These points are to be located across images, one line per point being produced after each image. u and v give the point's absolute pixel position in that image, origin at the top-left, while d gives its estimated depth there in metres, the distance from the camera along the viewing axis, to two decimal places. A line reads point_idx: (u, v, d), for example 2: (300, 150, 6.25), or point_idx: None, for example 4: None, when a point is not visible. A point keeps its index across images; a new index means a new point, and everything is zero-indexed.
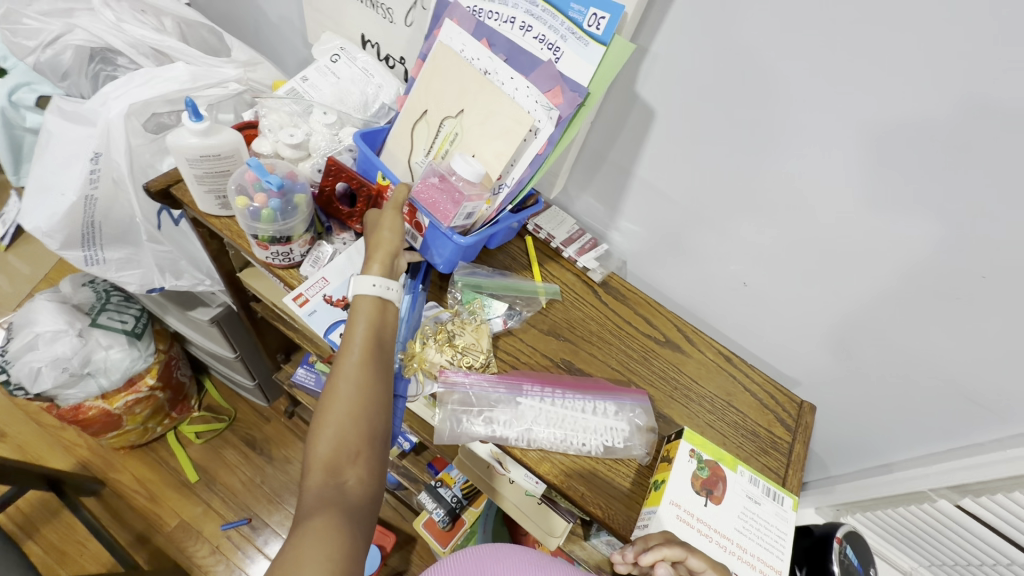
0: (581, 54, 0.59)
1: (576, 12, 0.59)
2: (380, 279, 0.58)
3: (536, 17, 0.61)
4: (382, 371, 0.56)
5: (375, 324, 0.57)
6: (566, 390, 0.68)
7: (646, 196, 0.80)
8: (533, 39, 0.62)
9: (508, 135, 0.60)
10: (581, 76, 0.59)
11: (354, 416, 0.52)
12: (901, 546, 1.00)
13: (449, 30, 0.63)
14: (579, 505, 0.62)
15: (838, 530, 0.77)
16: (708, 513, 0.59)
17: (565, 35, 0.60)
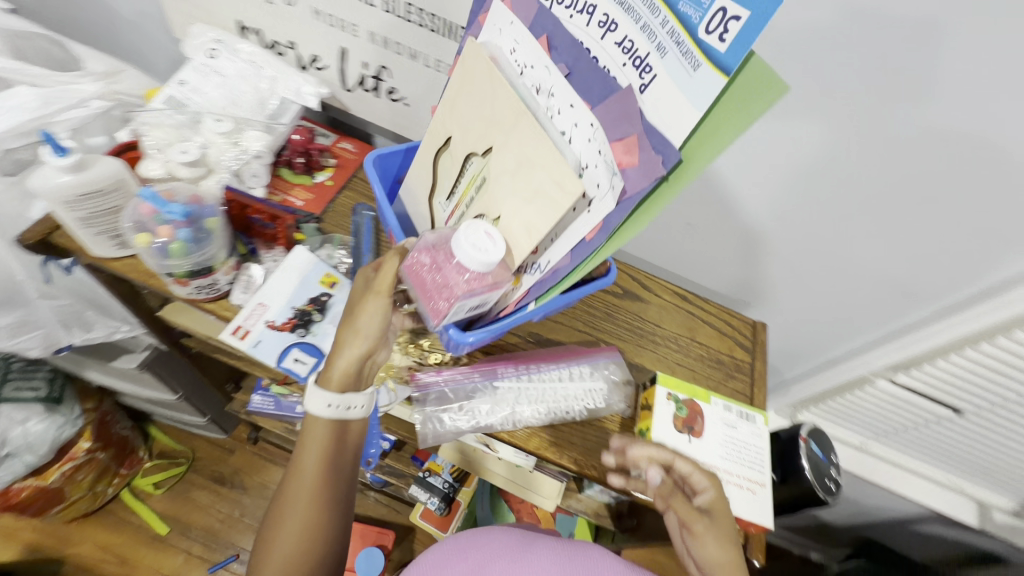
0: (686, 87, 0.39)
1: (690, 8, 0.37)
2: (335, 399, 0.55)
3: (628, 9, 0.40)
4: (334, 492, 0.58)
5: (328, 448, 0.58)
6: (539, 362, 0.67)
7: None
8: (613, 41, 0.42)
9: (542, 197, 0.45)
10: (668, 115, 0.40)
11: (306, 541, 0.55)
12: (850, 425, 1.12)
13: (500, 18, 0.47)
14: (574, 471, 0.64)
15: (802, 429, 0.84)
16: (693, 449, 0.63)
17: (668, 46, 0.39)
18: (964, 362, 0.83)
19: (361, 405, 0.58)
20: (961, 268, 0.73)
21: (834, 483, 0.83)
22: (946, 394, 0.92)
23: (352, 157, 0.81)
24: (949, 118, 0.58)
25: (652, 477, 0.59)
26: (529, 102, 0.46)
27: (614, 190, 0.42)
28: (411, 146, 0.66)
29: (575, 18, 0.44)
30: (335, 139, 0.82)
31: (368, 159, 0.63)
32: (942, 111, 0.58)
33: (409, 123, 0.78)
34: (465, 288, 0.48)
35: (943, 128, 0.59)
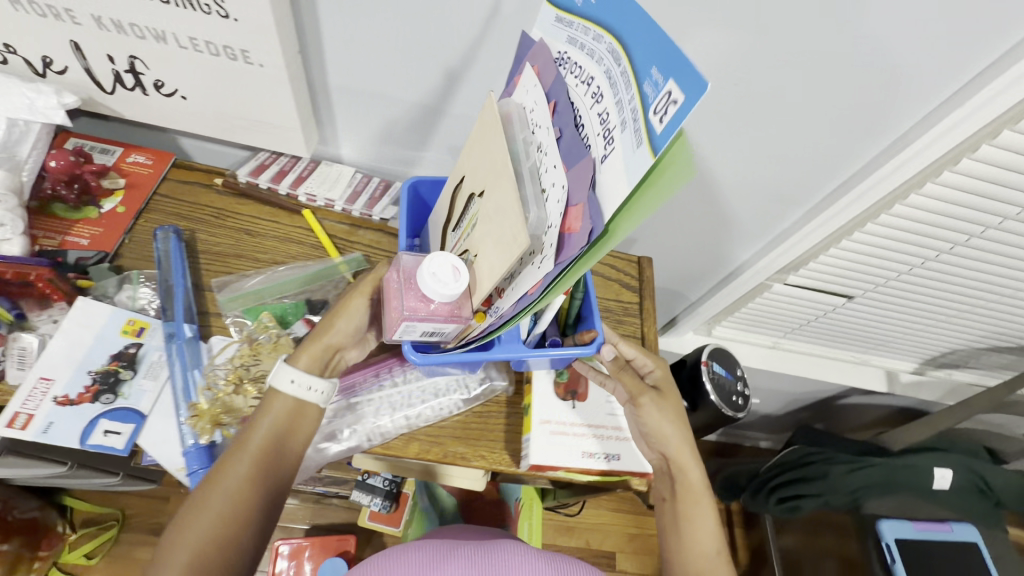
0: (627, 165, 0.37)
1: (653, 91, 0.36)
2: (302, 376, 0.52)
3: (613, 82, 0.40)
4: (268, 487, 0.49)
5: (283, 432, 0.51)
6: (397, 365, 0.62)
7: (414, 118, 0.69)
8: (595, 113, 0.42)
9: (503, 246, 0.45)
10: (611, 194, 0.39)
11: (217, 535, 0.46)
12: (761, 331, 1.14)
13: (527, 80, 0.49)
14: (460, 466, 0.60)
15: (703, 354, 0.84)
16: (580, 414, 0.59)
17: (628, 126, 0.38)
18: (842, 254, 0.85)
19: (322, 391, 0.53)
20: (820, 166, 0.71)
21: (741, 398, 0.84)
22: (834, 286, 0.94)
23: (147, 173, 0.68)
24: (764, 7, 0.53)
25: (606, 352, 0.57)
26: (524, 153, 0.47)
27: (555, 248, 0.42)
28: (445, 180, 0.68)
29: (575, 89, 0.45)
30: (120, 154, 0.69)
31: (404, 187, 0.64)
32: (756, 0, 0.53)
33: (198, 121, 0.65)
34: (414, 308, 0.49)
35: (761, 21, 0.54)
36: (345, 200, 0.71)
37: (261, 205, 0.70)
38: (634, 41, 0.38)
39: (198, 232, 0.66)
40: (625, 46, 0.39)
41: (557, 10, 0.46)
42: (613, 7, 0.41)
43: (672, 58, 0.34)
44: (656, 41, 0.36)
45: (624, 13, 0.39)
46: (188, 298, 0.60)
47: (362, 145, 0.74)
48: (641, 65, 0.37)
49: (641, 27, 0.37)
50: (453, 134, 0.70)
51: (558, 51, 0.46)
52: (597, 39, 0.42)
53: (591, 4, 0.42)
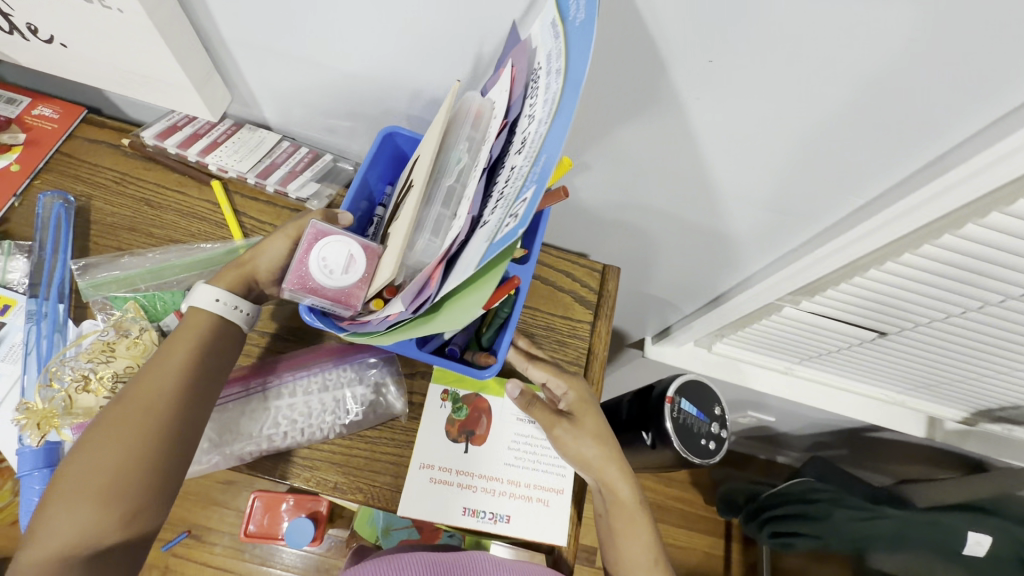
0: (479, 246, 0.37)
1: (527, 192, 0.35)
2: (228, 294, 0.49)
3: (533, 144, 0.38)
4: (191, 400, 0.45)
5: (207, 347, 0.47)
6: (272, 375, 0.54)
7: (328, 79, 0.58)
8: (512, 166, 0.40)
9: (391, 254, 0.44)
10: (463, 258, 0.39)
11: (130, 453, 0.41)
12: (770, 353, 0.97)
13: (502, 81, 0.45)
14: (334, 499, 0.52)
15: (672, 387, 0.70)
16: (469, 461, 0.52)
17: (501, 211, 0.37)
18: (871, 284, 0.67)
19: (250, 311, 0.51)
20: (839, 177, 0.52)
21: (713, 441, 0.71)
22: (860, 319, 0.76)
23: (51, 128, 0.62)
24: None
25: (512, 389, 0.53)
26: (452, 163, 0.46)
27: (408, 292, 0.42)
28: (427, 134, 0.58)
29: (524, 119, 0.42)
30: (28, 105, 0.63)
31: (379, 134, 0.56)
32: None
33: (87, 71, 0.57)
34: (296, 283, 0.46)
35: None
36: (257, 173, 0.62)
37: (168, 171, 0.63)
38: (561, 117, 0.35)
39: (95, 198, 0.60)
40: (559, 108, 0.36)
41: (557, 9, 0.39)
42: (581, 45, 0.36)
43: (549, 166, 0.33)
44: (561, 136, 0.34)
45: (579, 64, 0.35)
46: (62, 276, 0.55)
47: (283, 106, 0.64)
48: (548, 147, 0.35)
49: (571, 106, 0.35)
50: (379, 97, 0.59)
51: (536, 61, 0.42)
52: (557, 79, 0.38)
53: (573, 24, 0.37)
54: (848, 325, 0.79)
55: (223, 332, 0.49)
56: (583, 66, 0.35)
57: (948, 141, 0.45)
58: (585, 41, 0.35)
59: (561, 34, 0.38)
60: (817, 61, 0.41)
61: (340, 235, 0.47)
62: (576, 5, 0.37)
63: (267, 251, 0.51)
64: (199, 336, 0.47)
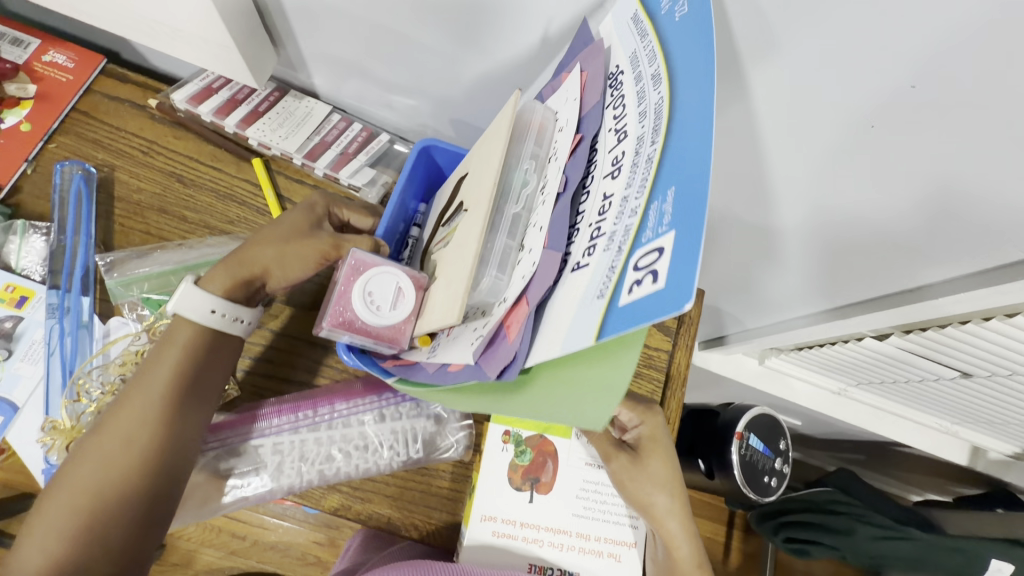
0: (588, 297, 0.27)
1: (653, 228, 0.24)
2: (228, 304, 0.41)
3: (635, 165, 0.28)
4: (171, 432, 0.38)
5: (193, 368, 0.40)
6: (324, 406, 0.47)
7: (394, 47, 0.48)
8: (603, 191, 0.30)
9: (452, 297, 0.34)
10: (559, 314, 0.29)
11: (98, 494, 0.36)
12: (828, 374, 0.91)
13: (569, 85, 0.35)
14: (389, 531, 0.49)
15: (741, 423, 0.65)
16: (534, 512, 0.48)
17: (610, 253, 0.27)
18: (984, 335, 0.59)
19: (252, 320, 0.43)
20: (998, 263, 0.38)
21: (775, 477, 0.67)
22: (949, 360, 0.69)
23: (65, 79, 0.53)
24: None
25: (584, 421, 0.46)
26: (514, 188, 0.35)
27: (479, 343, 0.32)
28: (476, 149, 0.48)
29: (609, 127, 0.32)
30: (36, 48, 0.53)
31: (415, 147, 0.47)
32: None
33: (104, 16, 0.47)
34: (334, 324, 0.38)
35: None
36: (305, 154, 0.54)
37: (202, 141, 0.54)
38: (682, 123, 0.25)
39: (117, 169, 0.52)
40: (673, 110, 0.26)
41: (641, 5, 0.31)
42: (689, 41, 0.27)
43: (697, 195, 0.23)
44: (694, 151, 0.24)
45: (697, 58, 0.26)
46: (84, 266, 0.48)
47: (336, 70, 0.54)
48: (667, 169, 0.25)
49: (697, 113, 0.25)
50: (453, 72, 0.49)
51: (615, 64, 0.33)
52: (655, 86, 0.28)
53: (671, 22, 0.28)
54: (932, 363, 0.72)
55: (213, 349, 0.41)
56: (706, 61, 0.25)
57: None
58: (699, 31, 0.26)
59: (650, 29, 0.30)
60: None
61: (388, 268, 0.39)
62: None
63: (286, 265, 0.42)
64: (182, 354, 0.39)
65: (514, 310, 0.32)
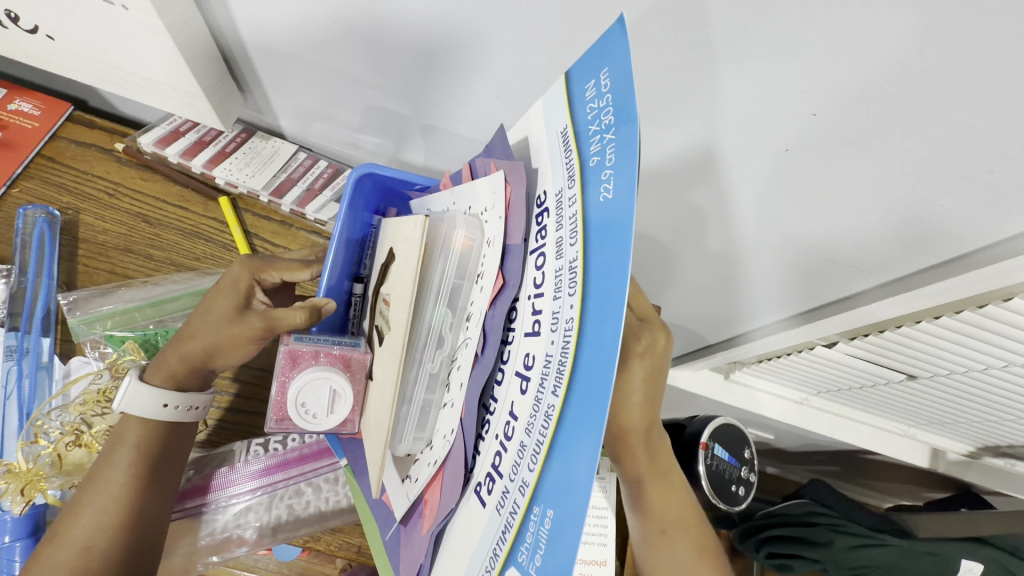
0: (473, 567, 0.26)
1: (528, 553, 0.22)
2: (178, 397, 0.38)
3: (534, 411, 0.24)
4: (125, 547, 0.36)
5: (145, 469, 0.37)
6: (296, 466, 0.47)
7: (352, 91, 0.51)
8: (510, 405, 0.26)
9: (373, 440, 0.32)
10: (464, 538, 0.27)
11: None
12: (788, 383, 0.95)
13: (489, 198, 0.30)
14: (361, 562, 0.48)
15: (706, 432, 0.67)
16: None
17: (502, 518, 0.24)
18: (921, 336, 0.64)
19: (204, 406, 0.40)
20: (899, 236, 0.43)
21: (742, 486, 0.69)
22: (895, 363, 0.74)
23: (32, 127, 0.54)
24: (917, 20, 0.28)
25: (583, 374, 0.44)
26: (429, 335, 0.31)
27: (400, 514, 0.33)
28: (429, 178, 0.44)
29: (529, 297, 0.27)
30: (4, 97, 0.55)
31: (352, 173, 0.43)
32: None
33: (73, 64, 0.49)
34: (276, 425, 0.34)
35: (908, 42, 0.30)
36: (271, 191, 0.56)
37: (170, 182, 0.56)
38: (574, 419, 0.21)
39: (82, 212, 0.53)
40: (574, 374, 0.22)
41: (574, 140, 0.25)
42: (608, 263, 0.21)
43: (568, 536, 0.20)
44: (577, 471, 0.20)
45: (609, 313, 0.21)
46: (46, 304, 0.48)
47: (302, 113, 0.56)
48: (550, 479, 0.22)
49: (593, 407, 0.20)
50: (412, 112, 0.52)
51: (542, 190, 0.28)
52: (570, 286, 0.23)
53: (594, 203, 0.23)
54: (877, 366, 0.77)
55: (169, 443, 0.38)
56: (615, 326, 0.20)
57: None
58: (615, 268, 0.21)
59: (578, 202, 0.24)
60: (950, 143, 0.34)
61: (327, 371, 0.34)
62: (602, 167, 0.23)
63: (224, 353, 0.38)
64: (132, 456, 0.36)
65: (432, 485, 0.31)
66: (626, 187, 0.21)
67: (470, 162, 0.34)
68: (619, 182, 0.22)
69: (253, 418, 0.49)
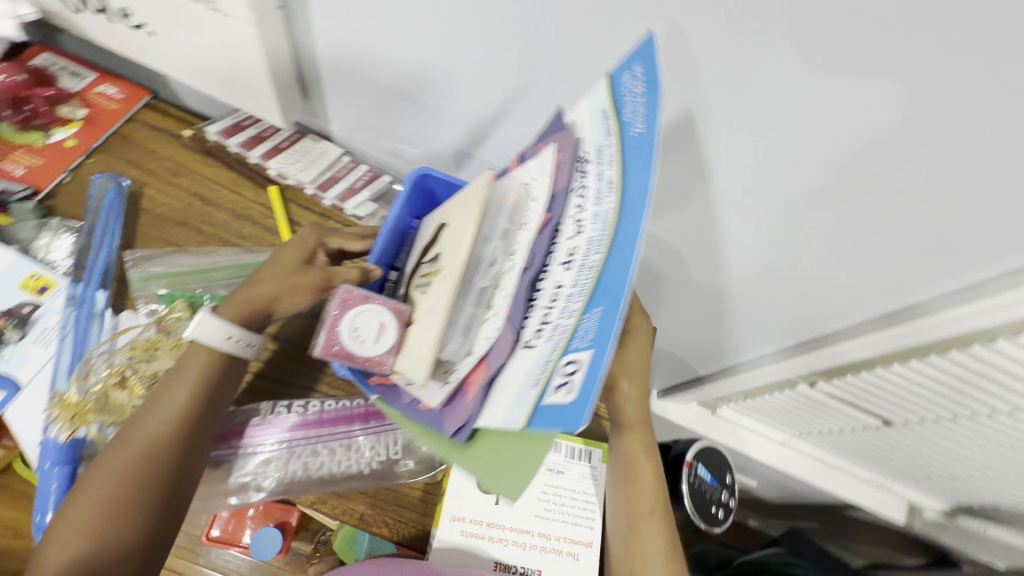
0: (525, 386, 0.32)
1: (581, 340, 0.30)
2: (240, 330, 0.42)
3: (581, 267, 0.33)
4: (175, 460, 0.40)
5: (202, 394, 0.41)
6: (314, 429, 0.51)
7: (405, 108, 0.58)
8: (557, 279, 0.35)
9: (419, 350, 0.38)
10: (515, 376, 0.34)
11: (111, 518, 0.37)
12: (772, 422, 0.99)
13: (538, 164, 0.39)
14: (361, 529, 0.51)
15: (690, 451, 0.71)
16: (499, 514, 0.49)
17: (553, 340, 0.32)
18: (888, 378, 0.69)
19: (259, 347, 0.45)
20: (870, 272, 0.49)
21: (721, 509, 0.72)
22: (867, 405, 0.79)
23: (113, 109, 0.61)
24: (870, 91, 0.35)
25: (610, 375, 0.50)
26: (482, 260, 0.39)
27: (443, 395, 0.38)
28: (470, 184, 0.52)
29: (569, 220, 0.36)
30: (91, 81, 0.62)
31: (411, 174, 0.50)
32: (862, 74, 0.35)
33: (168, 59, 0.57)
34: (325, 352, 0.40)
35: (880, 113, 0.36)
36: (317, 185, 0.63)
37: (226, 169, 0.62)
38: (618, 250, 0.30)
39: (146, 186, 0.59)
40: (615, 232, 0.31)
41: (610, 106, 0.35)
42: (639, 170, 0.31)
43: (605, 338, 0.28)
44: (621, 272, 0.29)
45: (642, 179, 0.30)
46: (107, 261, 0.53)
47: (353, 121, 0.63)
48: (599, 292, 0.30)
49: (631, 238, 0.29)
50: (452, 132, 0.59)
51: (584, 149, 0.37)
52: (608, 193, 0.33)
53: (628, 135, 0.33)
54: (855, 408, 0.81)
55: (225, 373, 0.43)
56: (647, 180, 0.30)
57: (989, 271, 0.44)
58: (646, 151, 0.31)
59: (613, 133, 0.34)
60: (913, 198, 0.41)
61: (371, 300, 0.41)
62: (634, 115, 0.33)
63: (288, 296, 0.44)
64: (193, 379, 0.41)
65: (476, 370, 0.38)
66: (653, 109, 0.31)
67: (517, 156, 0.43)
68: (645, 113, 0.32)
69: (277, 383, 0.53)
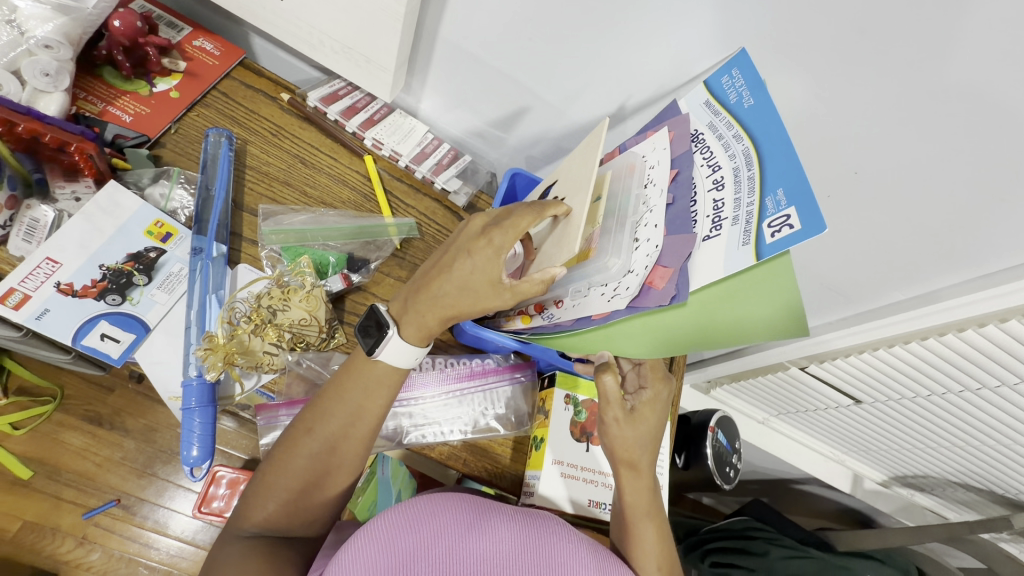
0: (730, 259, 0.41)
1: (774, 202, 0.40)
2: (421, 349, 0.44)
3: (738, 181, 0.43)
4: (358, 443, 0.44)
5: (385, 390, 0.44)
6: (435, 388, 0.56)
7: (506, 93, 0.64)
8: (711, 198, 0.44)
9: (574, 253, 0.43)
10: (708, 265, 0.42)
11: (310, 484, 0.42)
12: (758, 402, 1.13)
13: (656, 139, 0.47)
14: (462, 474, 0.57)
15: (713, 419, 0.82)
16: (590, 459, 0.57)
17: (740, 222, 0.41)
18: (865, 362, 0.84)
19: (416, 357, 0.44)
20: (891, 270, 0.61)
21: (732, 469, 0.84)
22: (844, 385, 0.92)
23: (212, 64, 0.60)
24: (936, 130, 0.44)
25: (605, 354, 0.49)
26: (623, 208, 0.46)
27: (631, 293, 0.43)
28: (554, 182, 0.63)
29: (701, 170, 0.45)
30: (188, 34, 0.61)
31: (509, 169, 0.61)
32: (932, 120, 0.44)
33: (287, 23, 0.58)
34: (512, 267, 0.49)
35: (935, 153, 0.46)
36: (412, 158, 0.65)
37: (323, 135, 0.63)
38: (770, 161, 0.41)
39: (249, 144, 0.60)
40: (761, 157, 0.42)
41: (711, 94, 0.46)
42: (766, 121, 0.42)
43: (804, 191, 0.38)
44: (793, 164, 0.39)
45: (771, 123, 0.41)
46: (225, 215, 0.54)
47: (446, 101, 0.68)
48: (771, 183, 0.40)
49: (785, 150, 0.40)
50: (546, 119, 0.65)
51: (694, 128, 0.47)
52: (738, 141, 0.43)
53: (742, 107, 0.43)
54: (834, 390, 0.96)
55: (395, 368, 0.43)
56: (777, 121, 0.41)
57: (982, 269, 0.55)
58: (765, 108, 0.42)
59: (725, 111, 0.45)
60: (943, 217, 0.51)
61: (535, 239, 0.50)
62: (738, 92, 0.44)
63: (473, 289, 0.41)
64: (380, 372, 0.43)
65: (653, 274, 0.43)
66: (759, 84, 0.42)
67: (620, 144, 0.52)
68: (755, 92, 0.42)
69: None
